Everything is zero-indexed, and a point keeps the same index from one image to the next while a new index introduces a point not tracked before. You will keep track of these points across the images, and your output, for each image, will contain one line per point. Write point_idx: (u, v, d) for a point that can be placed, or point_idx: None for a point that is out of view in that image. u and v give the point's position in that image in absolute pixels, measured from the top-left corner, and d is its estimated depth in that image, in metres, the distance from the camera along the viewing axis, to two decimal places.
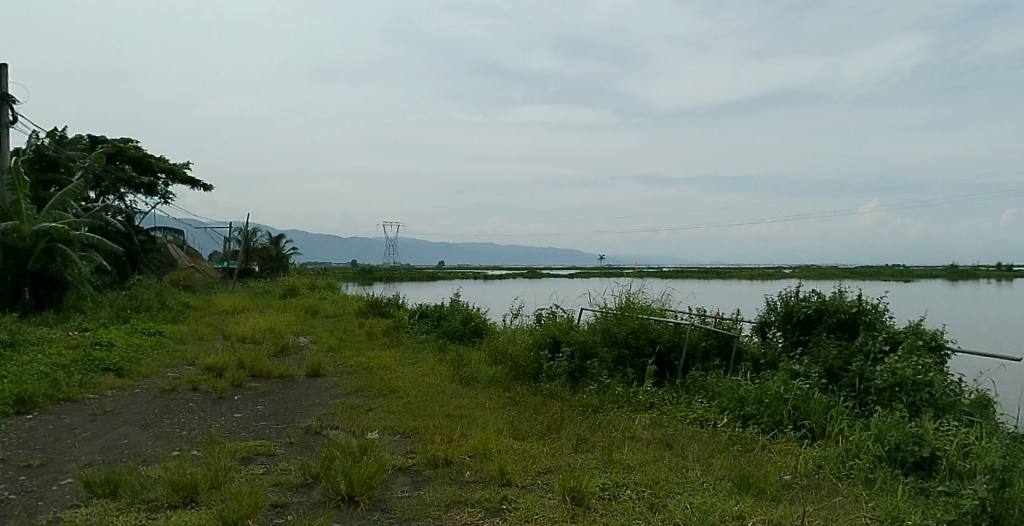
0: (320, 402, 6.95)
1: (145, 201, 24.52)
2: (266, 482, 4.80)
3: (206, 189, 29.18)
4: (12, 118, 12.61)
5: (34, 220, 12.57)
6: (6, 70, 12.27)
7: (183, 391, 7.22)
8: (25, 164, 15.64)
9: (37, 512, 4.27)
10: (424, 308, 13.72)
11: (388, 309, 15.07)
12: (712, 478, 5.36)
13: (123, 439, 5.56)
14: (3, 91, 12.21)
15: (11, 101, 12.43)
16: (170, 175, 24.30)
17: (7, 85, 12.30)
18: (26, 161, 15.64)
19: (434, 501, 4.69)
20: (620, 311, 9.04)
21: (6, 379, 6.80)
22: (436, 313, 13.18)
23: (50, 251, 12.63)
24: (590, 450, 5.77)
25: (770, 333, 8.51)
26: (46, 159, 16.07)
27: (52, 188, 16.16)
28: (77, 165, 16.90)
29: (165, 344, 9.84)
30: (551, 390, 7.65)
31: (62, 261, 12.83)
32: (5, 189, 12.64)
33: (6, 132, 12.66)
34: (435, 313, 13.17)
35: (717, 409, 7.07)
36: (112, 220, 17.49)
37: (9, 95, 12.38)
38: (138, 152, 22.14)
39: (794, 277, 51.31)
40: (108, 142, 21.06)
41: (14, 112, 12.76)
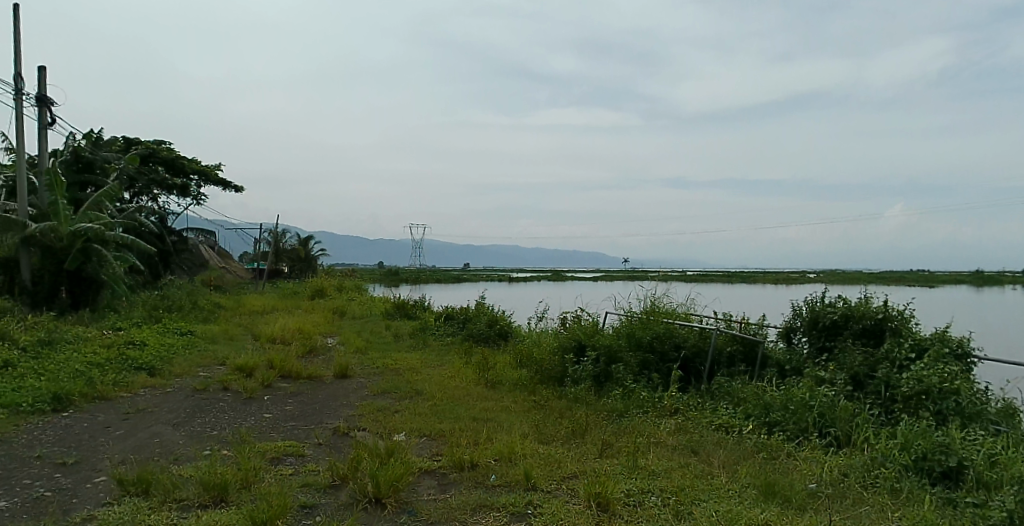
0: (348, 403, 7.00)
1: (177, 202, 24.79)
2: (295, 482, 4.84)
3: (240, 190, 29.52)
4: (51, 120, 12.79)
5: (70, 221, 12.72)
6: (46, 73, 12.46)
7: (214, 391, 7.28)
8: (63, 165, 15.93)
9: (71, 509, 4.33)
10: (450, 311, 13.76)
11: (414, 310, 15.15)
12: (737, 485, 5.33)
13: (155, 438, 5.63)
14: (42, 93, 12.40)
15: (51, 103, 12.65)
16: (203, 176, 24.54)
17: (46, 88, 12.49)
18: (63, 162, 15.95)
19: (460, 504, 4.70)
20: (645, 315, 8.97)
21: (43, 377, 6.89)
22: (461, 315, 13.20)
23: (87, 251, 12.76)
24: (615, 455, 5.75)
25: (796, 339, 8.42)
26: (83, 160, 16.36)
27: (89, 188, 16.46)
28: (112, 167, 17.19)
29: (197, 343, 9.95)
30: (576, 394, 7.62)
31: (97, 260, 12.90)
32: (45, 189, 12.89)
33: (45, 134, 12.87)
34: (461, 316, 13.20)
35: (743, 415, 7.02)
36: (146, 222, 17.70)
37: (49, 97, 12.60)
38: (171, 154, 22.34)
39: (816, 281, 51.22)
40: (143, 144, 21.39)
41: (53, 114, 12.94)
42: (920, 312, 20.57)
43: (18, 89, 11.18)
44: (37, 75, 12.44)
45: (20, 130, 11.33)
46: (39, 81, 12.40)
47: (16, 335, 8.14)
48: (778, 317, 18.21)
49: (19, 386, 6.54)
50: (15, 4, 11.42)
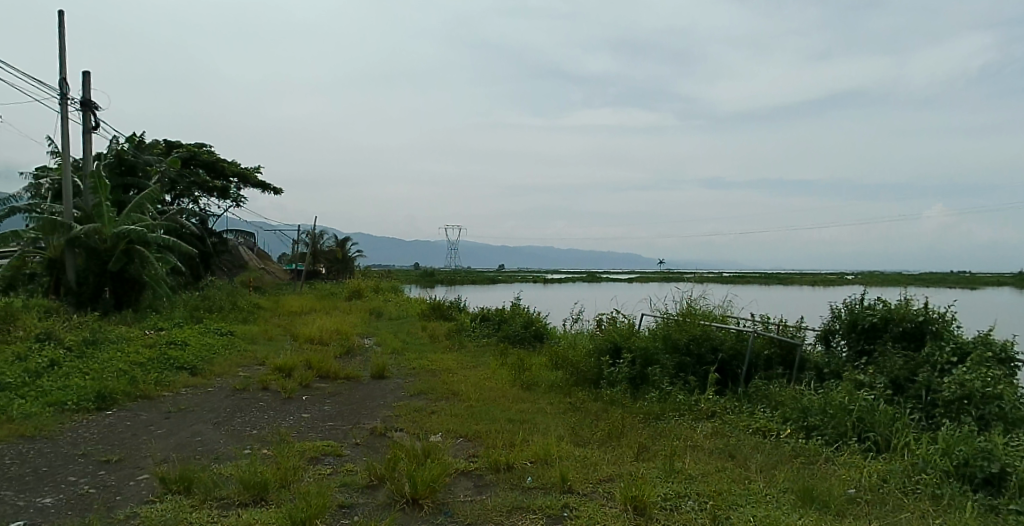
0: (385, 403, 7.02)
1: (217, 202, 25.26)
2: (333, 481, 4.86)
3: (278, 193, 29.89)
4: (95, 124, 13.06)
5: (114, 224, 12.94)
6: (90, 77, 12.74)
7: (254, 391, 7.35)
8: (106, 168, 16.31)
9: (115, 507, 4.40)
10: (485, 312, 13.72)
11: (450, 312, 15.15)
12: (775, 489, 5.23)
13: (196, 436, 5.70)
14: (87, 97, 12.68)
15: (95, 107, 12.92)
16: (243, 179, 24.84)
17: (90, 92, 12.77)
18: (107, 165, 16.30)
19: (496, 506, 4.68)
20: (681, 317, 8.84)
21: (88, 376, 7.03)
22: (497, 316, 13.18)
23: (129, 252, 13.03)
24: (652, 458, 5.68)
25: (834, 342, 8.23)
26: (126, 164, 16.71)
27: (131, 191, 16.82)
28: (155, 169, 17.53)
29: (237, 344, 10.07)
30: (612, 397, 7.56)
31: (139, 261, 13.14)
32: (89, 191, 13.18)
33: (90, 138, 13.16)
34: (496, 316, 13.16)
35: (780, 419, 6.90)
36: (186, 223, 18.02)
37: (93, 101, 12.88)
38: (211, 157, 22.70)
39: (850, 284, 50.23)
40: (184, 147, 21.81)
41: (97, 118, 13.22)
42: (968, 315, 19.94)
43: (63, 94, 11.43)
44: (82, 80, 12.72)
45: (65, 134, 11.58)
46: (83, 85, 12.67)
47: (62, 334, 8.33)
48: (816, 320, 17.87)
49: (66, 384, 6.69)
50: (61, 11, 11.68)
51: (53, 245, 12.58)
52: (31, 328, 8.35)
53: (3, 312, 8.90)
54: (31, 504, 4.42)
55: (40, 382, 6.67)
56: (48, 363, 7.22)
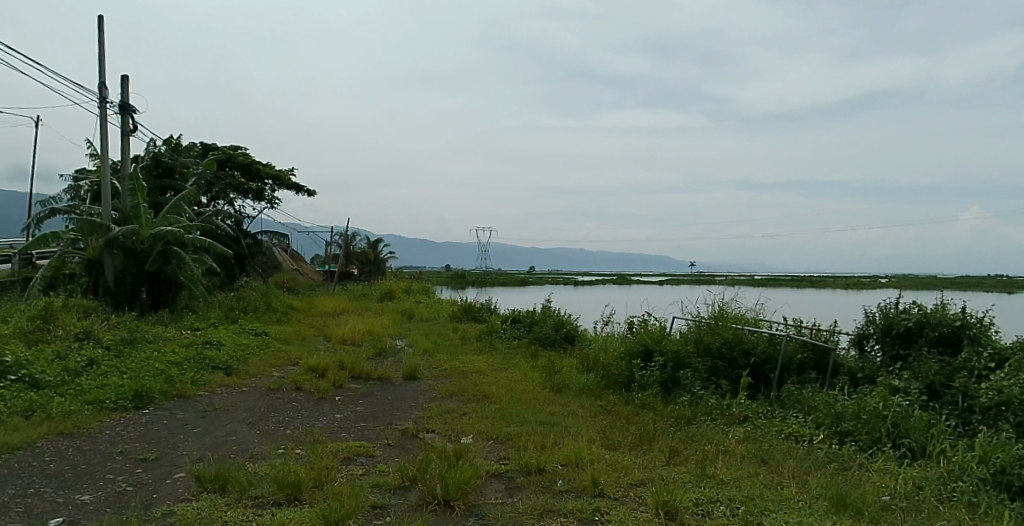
0: (416, 404, 7.04)
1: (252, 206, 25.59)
2: (365, 482, 4.88)
3: (311, 195, 30.18)
4: (133, 127, 13.29)
5: (152, 225, 13.17)
6: (129, 81, 12.97)
7: (287, 391, 7.41)
8: (144, 171, 16.61)
9: (152, 504, 4.45)
10: (516, 314, 13.68)
11: (481, 314, 15.14)
12: (808, 496, 5.15)
13: (232, 436, 5.76)
14: (125, 101, 12.91)
15: (133, 110, 13.15)
16: (278, 182, 25.12)
17: (129, 96, 13.00)
18: (145, 168, 16.60)
19: (527, 509, 4.65)
20: (713, 320, 8.73)
21: (125, 376, 7.14)
22: (527, 318, 13.14)
23: (167, 254, 13.28)
24: (683, 463, 5.62)
25: (868, 347, 8.06)
26: (163, 166, 17.01)
27: (168, 193, 17.12)
28: (191, 171, 17.80)
29: (271, 344, 10.17)
30: (643, 400, 7.51)
31: (176, 262, 13.36)
32: (127, 193, 13.41)
33: (128, 140, 13.40)
34: (527, 318, 13.14)
35: (813, 424, 6.78)
36: (222, 224, 18.26)
37: (131, 105, 13.11)
38: (247, 159, 23.05)
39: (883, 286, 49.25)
40: (219, 150, 22.16)
41: (135, 121, 13.45)
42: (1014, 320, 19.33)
43: (102, 98, 11.65)
44: (121, 84, 12.96)
45: (105, 136, 11.80)
46: (122, 89, 12.91)
47: (101, 334, 8.48)
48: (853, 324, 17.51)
49: (104, 383, 6.80)
50: (101, 16, 11.92)
51: (92, 246, 12.84)
52: (71, 328, 8.52)
53: (43, 311, 9.09)
54: (71, 501, 4.49)
55: (79, 380, 6.79)
56: (87, 362, 7.35)
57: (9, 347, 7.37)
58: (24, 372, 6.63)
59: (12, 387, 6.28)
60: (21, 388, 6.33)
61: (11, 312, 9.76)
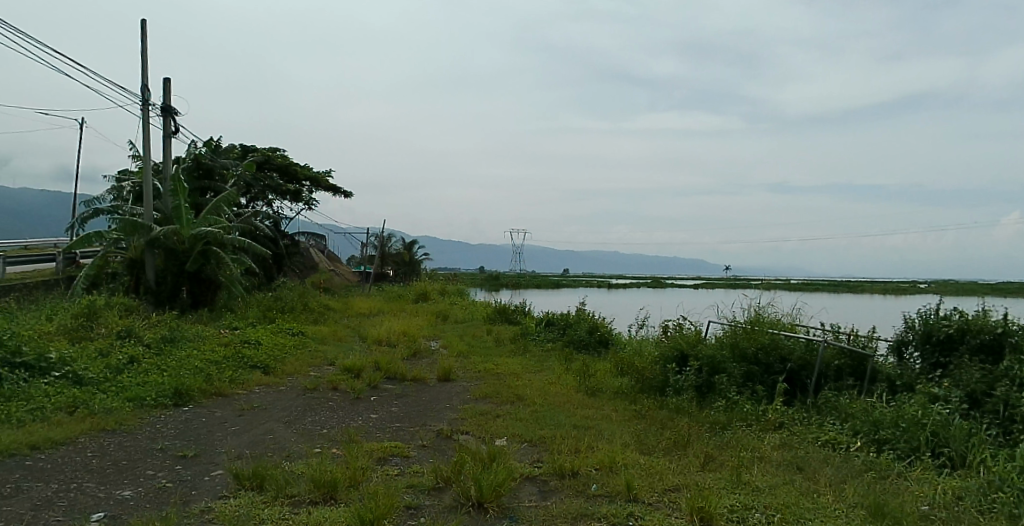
0: (451, 406, 7.06)
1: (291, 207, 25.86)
2: (400, 482, 4.89)
3: (349, 196, 30.49)
4: (175, 128, 13.54)
5: (193, 226, 13.36)
6: (170, 83, 13.22)
7: (324, 391, 7.48)
8: (185, 171, 16.93)
9: (191, 501, 4.51)
10: (549, 317, 13.64)
11: (515, 316, 15.14)
12: (844, 504, 5.03)
13: (268, 434, 5.82)
14: (167, 103, 13.16)
15: (175, 112, 13.39)
16: (315, 184, 25.43)
17: (171, 98, 13.25)
18: (186, 169, 16.94)
19: (561, 512, 4.63)
20: (749, 324, 8.62)
21: (165, 373, 7.27)
22: (561, 321, 13.10)
23: (207, 254, 13.48)
24: (718, 469, 5.55)
25: (907, 354, 7.90)
26: (203, 167, 17.32)
27: (208, 194, 17.43)
28: (230, 173, 18.08)
29: (308, 344, 10.28)
30: (678, 405, 7.45)
31: (215, 262, 13.56)
32: (169, 194, 13.66)
33: (169, 142, 13.65)
34: (561, 321, 13.10)
35: (850, 432, 6.66)
36: (261, 225, 18.47)
37: (173, 107, 13.36)
38: (286, 161, 23.41)
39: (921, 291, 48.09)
40: (259, 152, 22.55)
41: (177, 123, 13.70)
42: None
43: (145, 100, 11.88)
44: (163, 87, 13.21)
45: (147, 138, 12.04)
46: (164, 91, 13.16)
47: (142, 332, 8.63)
48: (892, 329, 17.13)
49: (144, 380, 6.92)
50: (144, 20, 12.17)
51: (134, 246, 13.11)
52: (113, 326, 8.70)
53: (85, 309, 9.29)
54: (112, 496, 4.57)
55: (120, 377, 6.92)
56: (128, 359, 7.50)
57: (54, 344, 7.55)
58: (68, 369, 6.79)
59: (57, 383, 6.43)
60: (65, 384, 6.48)
61: (55, 310, 10.01)
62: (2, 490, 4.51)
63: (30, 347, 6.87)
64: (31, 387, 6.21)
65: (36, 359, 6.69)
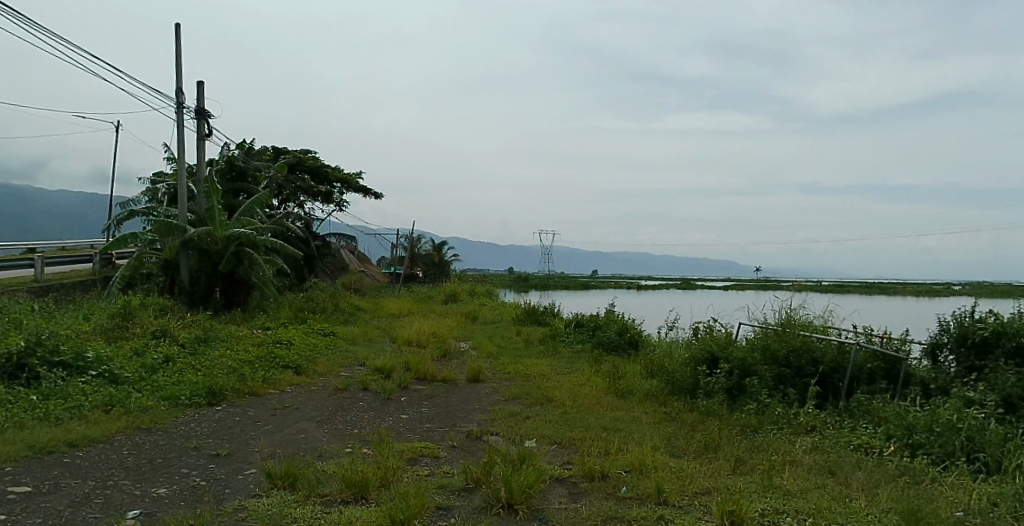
0: (480, 407, 7.07)
1: (322, 208, 26.09)
2: (430, 483, 4.91)
3: (379, 197, 30.70)
4: (208, 131, 13.73)
5: (226, 227, 13.50)
6: (203, 87, 13.41)
7: (355, 391, 7.53)
8: (218, 173, 17.19)
9: (224, 499, 4.57)
10: (579, 318, 13.60)
11: (545, 317, 15.12)
12: (877, 509, 4.94)
13: (300, 433, 5.88)
14: (200, 106, 13.35)
15: (208, 115, 13.58)
16: (345, 185, 25.65)
17: (204, 101, 13.44)
18: (220, 171, 17.18)
19: (592, 514, 4.61)
20: (780, 327, 8.52)
21: (199, 373, 7.37)
22: (590, 322, 13.05)
23: (240, 254, 13.63)
24: (749, 472, 5.49)
25: (942, 357, 7.75)
26: (236, 169, 17.55)
27: (242, 195, 17.66)
28: (263, 175, 18.28)
29: (338, 344, 10.38)
30: (708, 407, 7.39)
31: (248, 263, 13.74)
32: (202, 196, 13.85)
33: (203, 144, 13.85)
34: (591, 322, 13.04)
35: (883, 436, 6.55)
36: (292, 226, 18.62)
37: (206, 110, 13.55)
38: (317, 162, 23.67)
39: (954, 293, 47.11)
40: (290, 154, 22.83)
41: (210, 126, 13.90)
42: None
43: (179, 103, 12.07)
44: (197, 90, 13.41)
45: (181, 140, 12.22)
46: (198, 94, 13.36)
47: (176, 332, 8.77)
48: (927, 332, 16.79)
49: (179, 380, 7.02)
50: (178, 24, 12.35)
51: (169, 247, 13.31)
52: (148, 326, 8.84)
53: (121, 309, 9.47)
54: (147, 494, 4.64)
55: (155, 377, 7.03)
56: (163, 359, 7.62)
57: (92, 343, 7.71)
58: (104, 368, 6.91)
59: (94, 382, 6.56)
60: (102, 383, 6.60)
61: (90, 310, 10.20)
62: (41, 487, 4.61)
63: (67, 346, 7.01)
64: (68, 385, 6.34)
65: (74, 358, 6.82)
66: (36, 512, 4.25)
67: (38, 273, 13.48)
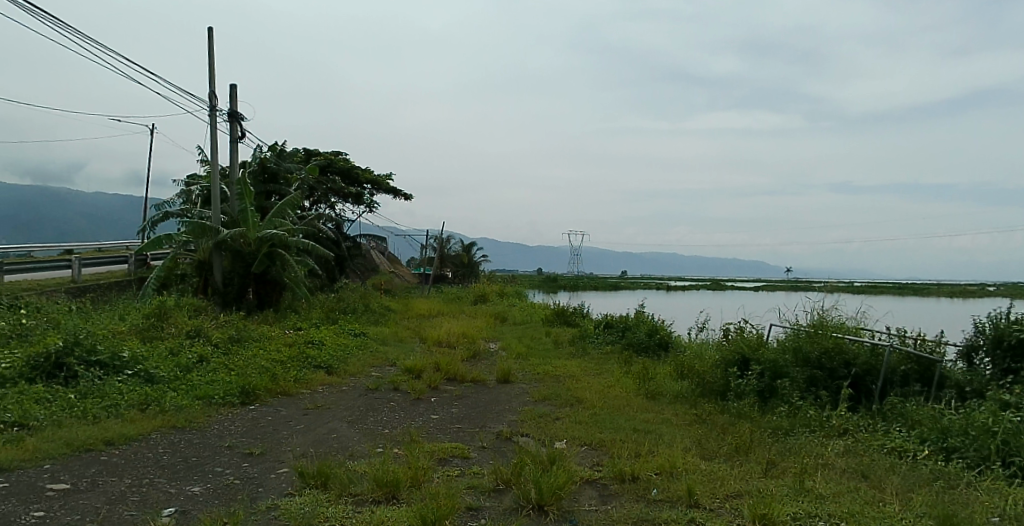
0: (510, 407, 7.07)
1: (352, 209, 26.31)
2: (461, 483, 4.92)
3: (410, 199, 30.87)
4: (241, 134, 13.90)
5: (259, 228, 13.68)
6: (236, 90, 13.58)
7: (386, 391, 7.59)
8: (251, 176, 17.43)
9: (257, 498, 4.61)
10: (609, 319, 13.54)
11: (575, 318, 15.08)
12: (912, 514, 4.85)
13: (332, 433, 5.93)
14: (233, 109, 13.52)
15: (241, 118, 13.75)
16: (375, 187, 25.83)
17: (237, 104, 13.61)
18: (252, 173, 17.40)
19: (622, 516, 4.58)
20: (812, 328, 8.40)
21: (232, 373, 7.46)
22: (620, 323, 13.00)
23: (272, 255, 13.74)
24: (781, 475, 5.42)
25: (977, 360, 7.60)
26: (269, 171, 17.76)
27: (274, 197, 17.87)
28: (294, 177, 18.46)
29: (369, 344, 10.47)
30: (739, 409, 7.33)
31: (280, 264, 13.84)
32: (236, 198, 14.03)
33: (236, 147, 14.03)
34: (621, 323, 12.96)
35: (917, 439, 6.43)
36: (323, 227, 18.79)
37: (239, 113, 13.72)
38: (348, 164, 23.87)
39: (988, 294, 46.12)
40: (321, 156, 23.08)
41: (243, 128, 14.07)
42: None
43: (211, 106, 12.22)
44: (230, 93, 13.58)
45: (214, 143, 12.39)
46: (231, 97, 13.52)
47: (210, 332, 8.89)
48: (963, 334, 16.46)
49: (213, 379, 7.12)
50: (212, 28, 12.53)
51: (203, 248, 13.50)
52: (182, 325, 8.98)
53: (156, 309, 9.64)
54: (182, 492, 4.70)
55: (189, 376, 7.14)
56: (197, 359, 7.73)
57: (128, 343, 7.84)
58: (140, 367, 7.03)
59: (130, 381, 6.67)
60: (138, 382, 6.71)
61: (125, 310, 10.40)
62: (79, 485, 4.69)
63: (104, 346, 7.14)
64: (105, 384, 6.46)
65: (110, 358, 6.94)
66: (74, 509, 4.33)
67: (74, 274, 13.76)
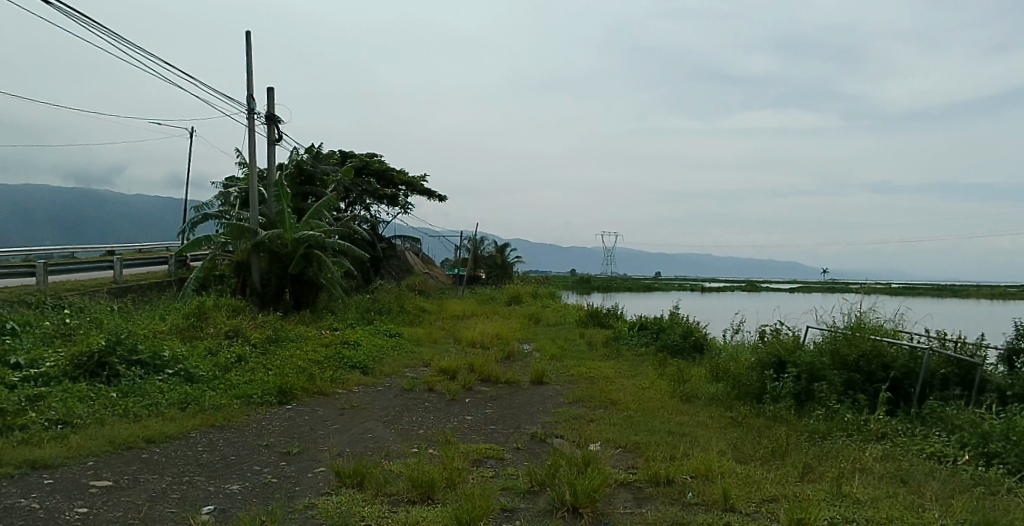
0: (544, 409, 7.07)
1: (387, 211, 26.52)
2: (496, 484, 4.94)
3: (441, 200, 31.01)
4: (278, 136, 14.08)
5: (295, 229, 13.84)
6: (273, 92, 13.75)
7: (421, 391, 7.64)
8: (288, 178, 17.62)
9: (295, 496, 4.67)
10: (643, 321, 13.45)
11: (608, 320, 15.01)
12: (951, 520, 4.74)
13: (367, 433, 5.98)
14: (270, 111, 13.70)
15: (278, 121, 13.92)
16: (408, 188, 25.98)
17: (274, 106, 13.78)
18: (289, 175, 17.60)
19: (657, 518, 4.56)
20: (850, 330, 8.26)
21: (270, 372, 7.56)
22: (654, 325, 12.93)
23: (309, 256, 13.80)
24: (818, 480, 5.35)
25: (1020, 364, 7.41)
26: (304, 173, 17.95)
27: (310, 199, 18.06)
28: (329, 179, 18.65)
29: (402, 344, 10.55)
30: (775, 413, 7.30)
31: (316, 265, 13.95)
32: (273, 200, 14.22)
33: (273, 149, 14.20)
34: (654, 325, 12.89)
35: (957, 444, 6.29)
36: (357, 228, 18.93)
37: (276, 115, 13.89)
38: (382, 165, 24.04)
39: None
40: (356, 158, 23.29)
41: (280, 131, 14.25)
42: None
43: (249, 109, 12.39)
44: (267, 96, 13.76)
45: (252, 145, 12.55)
46: (267, 101, 13.70)
47: (248, 332, 9.03)
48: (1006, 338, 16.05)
49: (251, 379, 7.23)
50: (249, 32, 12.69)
51: (241, 249, 13.70)
52: (221, 326, 9.13)
53: (195, 309, 9.82)
54: (221, 490, 4.78)
55: (228, 375, 7.25)
56: (235, 358, 7.86)
57: (168, 342, 7.98)
58: (180, 367, 7.17)
59: (170, 380, 6.80)
60: (178, 381, 6.84)
61: (165, 310, 10.62)
62: (121, 481, 4.78)
63: (145, 346, 7.29)
64: (147, 383, 6.59)
65: (150, 357, 7.09)
66: (116, 506, 4.41)
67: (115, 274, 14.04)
